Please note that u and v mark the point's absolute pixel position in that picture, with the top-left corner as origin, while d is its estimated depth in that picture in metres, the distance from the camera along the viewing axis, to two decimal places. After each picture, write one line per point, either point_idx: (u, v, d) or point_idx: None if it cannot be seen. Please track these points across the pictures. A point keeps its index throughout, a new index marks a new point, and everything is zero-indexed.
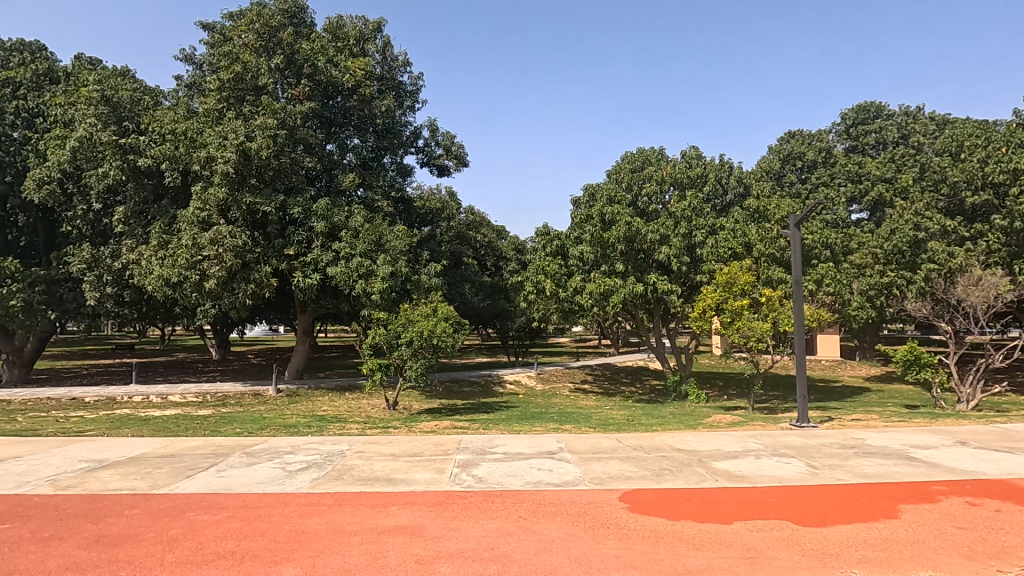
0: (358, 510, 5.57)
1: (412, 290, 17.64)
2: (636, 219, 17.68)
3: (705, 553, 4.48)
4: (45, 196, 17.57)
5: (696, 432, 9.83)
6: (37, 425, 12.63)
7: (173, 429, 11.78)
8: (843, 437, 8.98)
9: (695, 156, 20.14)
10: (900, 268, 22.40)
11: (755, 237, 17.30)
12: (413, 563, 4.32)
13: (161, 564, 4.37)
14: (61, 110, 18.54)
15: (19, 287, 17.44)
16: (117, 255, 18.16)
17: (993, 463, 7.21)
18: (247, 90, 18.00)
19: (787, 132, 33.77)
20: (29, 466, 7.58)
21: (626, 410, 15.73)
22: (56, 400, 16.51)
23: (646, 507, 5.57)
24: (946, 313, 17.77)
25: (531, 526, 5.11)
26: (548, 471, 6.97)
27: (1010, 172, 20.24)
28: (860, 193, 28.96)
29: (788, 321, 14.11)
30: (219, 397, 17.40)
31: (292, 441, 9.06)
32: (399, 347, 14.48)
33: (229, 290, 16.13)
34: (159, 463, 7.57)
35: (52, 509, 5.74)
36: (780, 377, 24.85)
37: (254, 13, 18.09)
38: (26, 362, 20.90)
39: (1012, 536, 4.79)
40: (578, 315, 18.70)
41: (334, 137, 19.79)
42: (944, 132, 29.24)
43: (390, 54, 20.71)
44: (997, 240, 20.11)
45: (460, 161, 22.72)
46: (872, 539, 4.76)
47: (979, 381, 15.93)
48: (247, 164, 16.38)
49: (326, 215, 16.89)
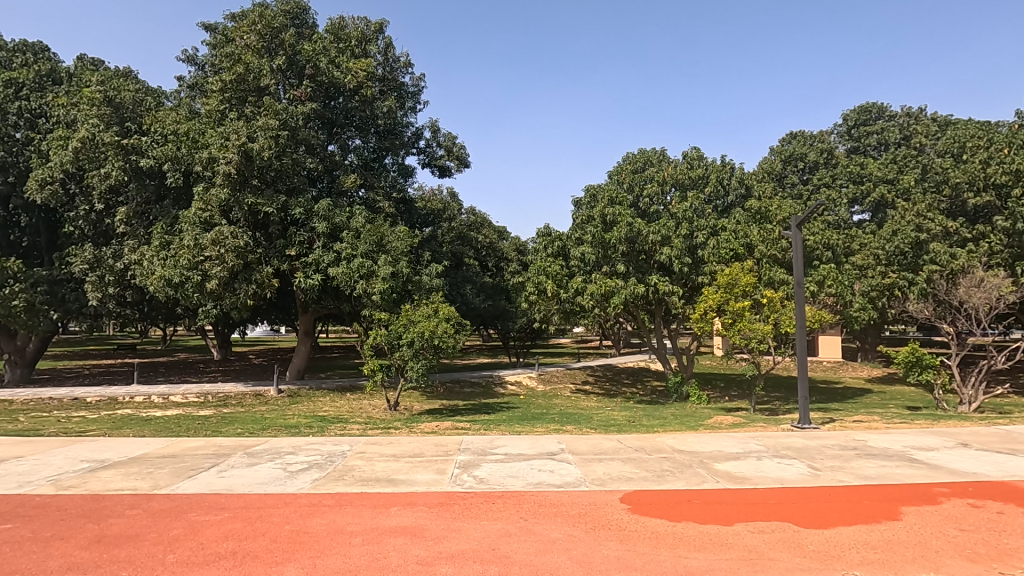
0: (360, 510, 5.58)
1: (413, 290, 17.61)
2: (637, 219, 17.73)
3: (707, 555, 4.47)
4: (47, 197, 17.59)
5: (696, 432, 9.84)
6: (38, 424, 12.65)
7: (174, 429, 11.84)
8: (844, 438, 9.00)
9: (696, 157, 20.13)
10: (902, 269, 22.41)
11: (757, 237, 17.22)
12: (414, 564, 4.31)
13: (162, 564, 4.38)
14: (64, 111, 18.63)
15: (22, 288, 17.49)
16: (119, 256, 18.21)
17: (995, 465, 7.20)
18: (250, 91, 18.05)
19: (788, 132, 33.80)
20: (30, 465, 7.60)
21: (627, 411, 15.85)
22: (58, 400, 16.55)
23: (647, 508, 5.58)
24: (948, 314, 17.76)
25: (532, 526, 5.12)
26: (548, 472, 6.99)
27: (1013, 173, 20.17)
28: (862, 194, 28.95)
29: (790, 322, 14.07)
30: (220, 397, 17.45)
31: (293, 441, 9.10)
32: (400, 348, 14.48)
33: (230, 290, 16.10)
34: (161, 464, 7.59)
35: (53, 509, 5.75)
36: (782, 378, 24.89)
37: (256, 15, 18.12)
38: (29, 362, 20.97)
39: (1014, 538, 4.78)
40: (579, 315, 18.68)
41: (335, 138, 19.82)
42: (946, 133, 29.22)
43: (392, 55, 20.77)
44: (1000, 241, 20.04)
45: (461, 163, 22.73)
46: (874, 541, 4.75)
47: (981, 383, 15.86)
48: (249, 165, 16.41)
49: (327, 215, 16.94)
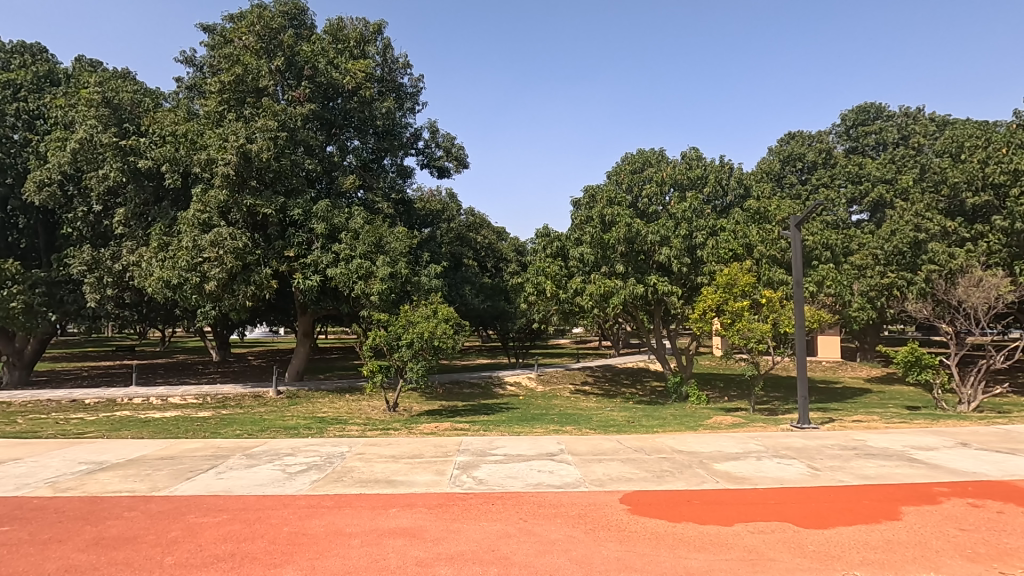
0: (358, 512, 5.56)
1: (412, 291, 17.63)
2: (636, 220, 17.72)
3: (707, 556, 4.46)
4: (45, 199, 17.61)
5: (697, 432, 9.86)
6: (38, 424, 13.00)
7: (174, 429, 12.16)
8: (844, 437, 9.01)
9: (695, 157, 20.19)
10: (900, 269, 22.44)
11: (756, 238, 17.13)
12: (413, 565, 4.29)
13: (160, 566, 4.35)
14: (62, 112, 18.68)
15: (20, 289, 17.37)
16: (117, 257, 18.17)
17: (995, 465, 7.20)
18: (248, 93, 17.93)
19: (787, 133, 33.81)
20: (29, 467, 7.59)
21: (627, 411, 16.05)
22: (56, 401, 16.52)
23: (647, 509, 5.55)
24: (947, 314, 17.79)
25: (531, 527, 5.10)
26: (548, 472, 6.98)
27: (1010, 173, 20.19)
28: (860, 194, 28.97)
29: (789, 322, 14.04)
30: (219, 398, 17.43)
31: (295, 442, 9.14)
32: (400, 348, 14.48)
33: (229, 292, 16.07)
34: (160, 465, 7.59)
35: (50, 510, 5.73)
36: (781, 379, 25.02)
37: (254, 15, 18.07)
38: (27, 364, 20.90)
39: (1015, 538, 4.75)
40: (578, 316, 18.68)
41: (334, 139, 19.76)
42: (944, 132, 29.30)
43: (390, 57, 20.80)
44: (997, 240, 20.03)
45: (460, 163, 22.70)
46: (874, 541, 4.73)
47: (981, 382, 15.82)
48: (248, 167, 16.41)
49: (326, 216, 16.91)
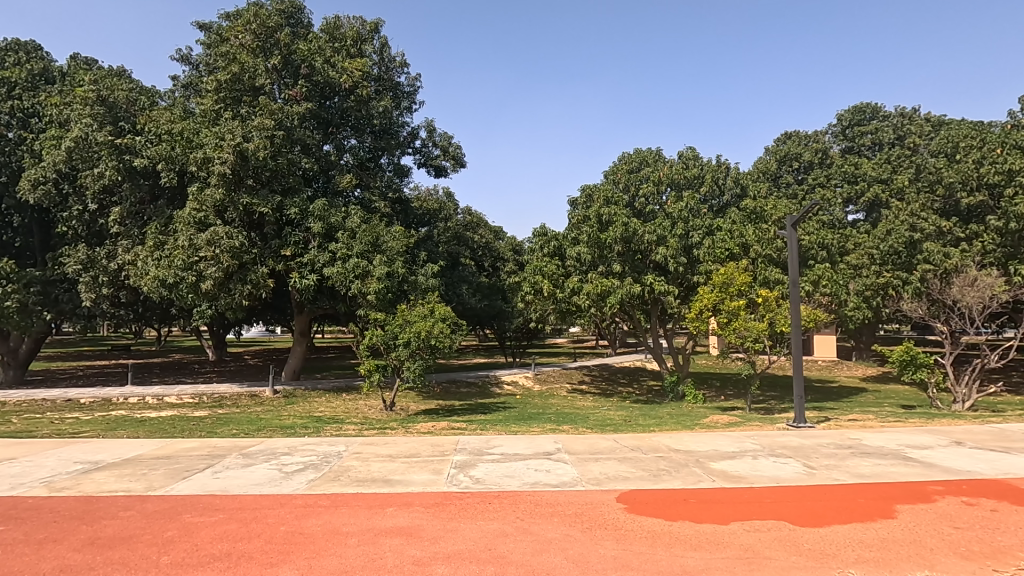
0: (355, 511, 5.56)
1: (408, 290, 17.60)
2: (632, 219, 17.74)
3: (703, 554, 4.48)
4: (40, 197, 17.55)
5: (694, 431, 9.87)
6: (32, 424, 12.86)
7: (168, 428, 12.05)
8: (839, 437, 9.03)
9: (693, 156, 20.21)
10: (896, 268, 22.50)
11: (752, 237, 17.14)
12: (409, 565, 4.29)
13: (155, 566, 4.34)
14: (56, 111, 18.52)
15: (14, 288, 17.31)
16: (112, 256, 18.07)
17: (989, 463, 7.22)
18: (245, 91, 17.88)
19: (783, 133, 33.94)
20: (24, 467, 7.54)
21: (624, 410, 16.05)
22: (50, 401, 16.43)
23: (644, 508, 5.56)
24: (942, 313, 17.93)
25: (528, 526, 5.11)
26: (545, 471, 7.00)
27: (1005, 173, 20.36)
28: (857, 193, 29.11)
29: (784, 322, 14.01)
30: (214, 398, 17.36)
31: (292, 441, 9.13)
32: (396, 348, 14.42)
33: (225, 291, 16.01)
34: (157, 464, 7.58)
35: (45, 510, 5.70)
36: (778, 378, 25.07)
37: (251, 14, 18.06)
38: (22, 364, 20.81)
39: (1008, 535, 4.79)
40: (575, 315, 18.64)
41: (331, 138, 19.81)
42: (939, 133, 29.46)
43: (387, 55, 20.78)
44: (992, 240, 20.07)
45: (456, 162, 22.70)
46: (869, 539, 4.75)
47: (975, 381, 15.88)
48: (244, 166, 16.41)
49: (322, 215, 16.84)
